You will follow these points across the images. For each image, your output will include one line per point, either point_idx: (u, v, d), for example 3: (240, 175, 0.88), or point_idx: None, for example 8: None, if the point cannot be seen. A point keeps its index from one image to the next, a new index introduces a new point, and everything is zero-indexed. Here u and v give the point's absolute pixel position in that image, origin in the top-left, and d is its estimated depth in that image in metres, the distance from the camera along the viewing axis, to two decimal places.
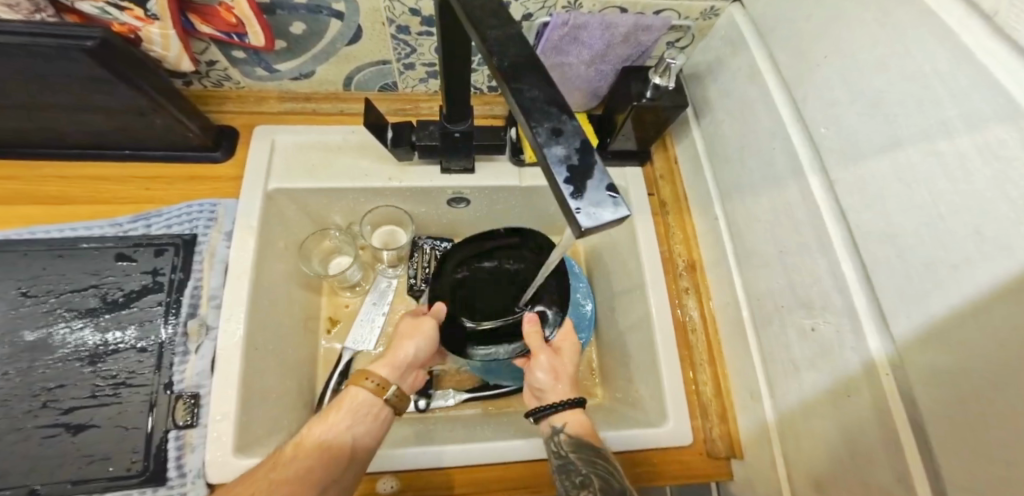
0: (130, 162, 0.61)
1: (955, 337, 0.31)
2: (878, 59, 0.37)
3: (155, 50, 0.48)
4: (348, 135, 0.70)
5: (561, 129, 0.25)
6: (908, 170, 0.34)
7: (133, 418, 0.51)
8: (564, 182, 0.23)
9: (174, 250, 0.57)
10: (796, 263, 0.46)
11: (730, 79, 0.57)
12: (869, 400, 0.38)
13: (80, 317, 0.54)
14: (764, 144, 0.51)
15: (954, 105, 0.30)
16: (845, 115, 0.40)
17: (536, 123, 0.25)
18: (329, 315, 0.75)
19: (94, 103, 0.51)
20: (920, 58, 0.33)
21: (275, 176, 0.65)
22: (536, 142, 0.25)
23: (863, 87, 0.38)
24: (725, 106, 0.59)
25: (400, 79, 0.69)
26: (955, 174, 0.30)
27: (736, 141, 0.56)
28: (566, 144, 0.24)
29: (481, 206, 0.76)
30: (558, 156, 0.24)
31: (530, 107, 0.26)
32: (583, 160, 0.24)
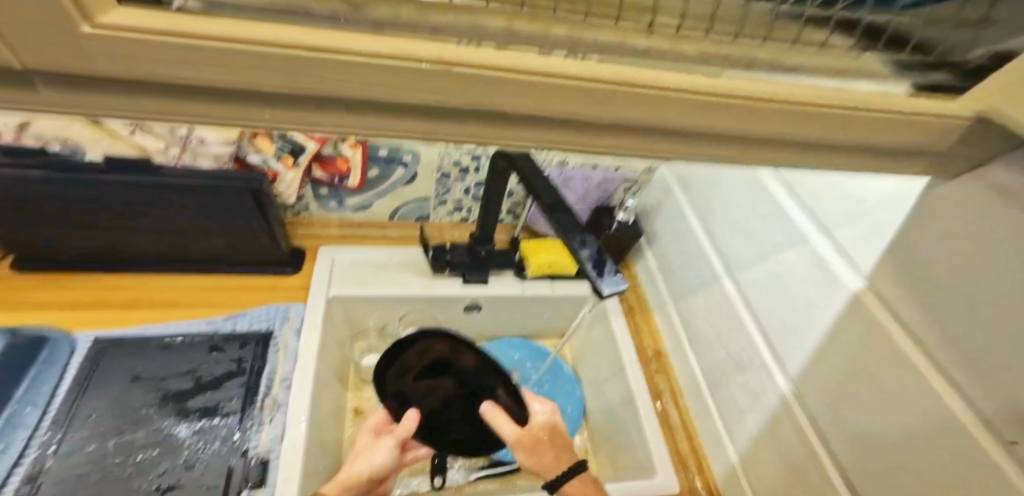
0: (223, 277, 0.81)
1: (820, 365, 0.52)
2: (742, 208, 0.65)
3: (284, 187, 0.79)
4: (390, 255, 0.91)
5: (585, 242, 0.49)
6: (772, 268, 0.59)
7: (212, 480, 0.60)
8: (593, 269, 0.46)
9: (256, 342, 0.74)
10: (727, 337, 0.68)
11: (665, 218, 0.85)
12: (789, 423, 0.56)
13: (174, 397, 0.66)
14: (692, 257, 0.77)
15: (782, 232, 0.57)
16: (733, 240, 0.67)
17: (571, 238, 0.49)
18: (353, 408, 0.85)
19: (227, 226, 0.74)
20: (763, 206, 0.61)
21: (334, 287, 0.84)
22: (576, 249, 0.48)
23: (740, 223, 0.65)
24: (665, 233, 0.85)
25: (433, 212, 0.94)
26: (790, 268, 0.56)
27: (677, 257, 0.82)
28: (590, 248, 0.48)
29: (491, 312, 0.94)
30: (588, 258, 0.46)
31: (566, 228, 0.50)
32: (601, 259, 0.46)
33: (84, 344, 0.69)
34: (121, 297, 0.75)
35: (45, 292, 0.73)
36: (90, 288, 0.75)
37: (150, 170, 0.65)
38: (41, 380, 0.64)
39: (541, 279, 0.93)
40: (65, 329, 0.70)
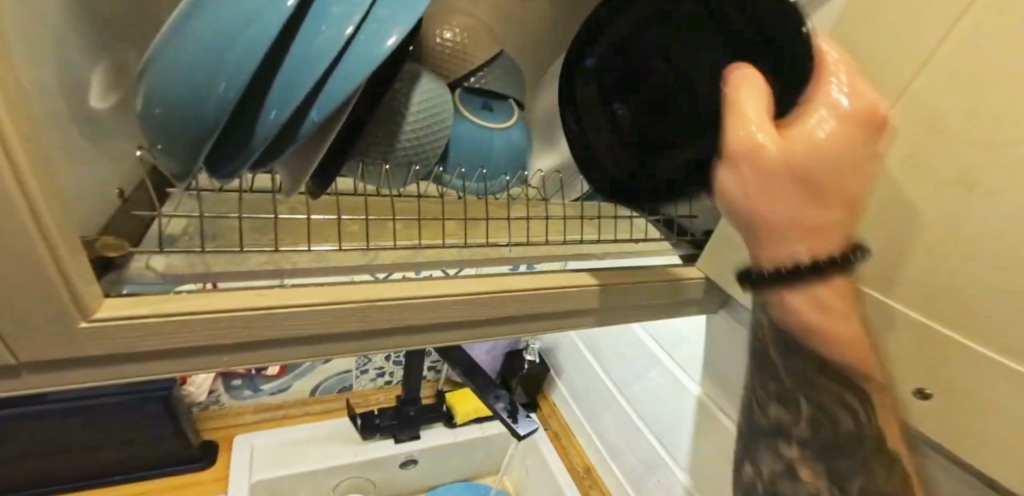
0: (122, 484, 0.75)
1: (703, 453, 0.62)
2: (611, 333, 0.80)
3: (193, 388, 0.82)
4: (314, 428, 0.90)
5: (498, 394, 0.60)
6: (649, 381, 0.71)
7: None
8: (508, 417, 0.58)
9: None
10: (635, 444, 0.76)
11: (559, 347, 0.96)
12: None
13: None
14: (591, 379, 0.87)
15: (645, 351, 0.72)
16: (614, 360, 0.80)
17: (488, 394, 0.59)
18: None
19: (131, 433, 0.72)
20: (625, 332, 0.76)
21: (257, 471, 0.80)
22: (490, 403, 0.58)
23: (613, 345, 0.79)
24: (564, 355, 0.95)
25: (356, 381, 0.97)
26: (661, 379, 0.69)
27: (579, 378, 0.91)
28: (503, 400, 0.59)
29: (426, 465, 0.94)
30: (503, 407, 0.58)
31: (483, 387, 0.59)
32: (513, 406, 0.59)
33: None
34: None
35: None
36: None
37: (37, 397, 0.64)
38: None
39: (469, 424, 0.96)
40: None
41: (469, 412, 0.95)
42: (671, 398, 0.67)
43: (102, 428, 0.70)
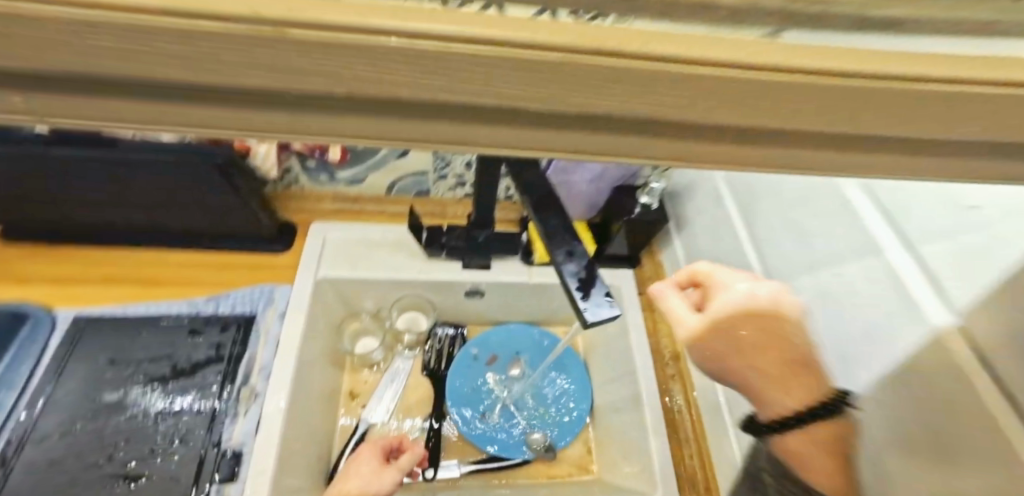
0: (208, 253, 0.78)
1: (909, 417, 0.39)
2: (802, 202, 0.53)
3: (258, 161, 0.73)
4: (386, 232, 0.87)
5: (573, 252, 0.41)
6: (838, 287, 0.47)
7: (177, 477, 0.58)
8: (576, 288, 0.38)
9: (237, 327, 0.70)
10: None
11: (701, 206, 0.72)
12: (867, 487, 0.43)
13: (151, 381, 0.64)
14: (731, 260, 0.64)
15: (851, 244, 0.46)
16: (787, 244, 0.55)
17: (557, 247, 0.41)
18: (348, 389, 0.85)
19: (204, 200, 0.71)
20: (831, 206, 0.49)
21: (324, 266, 0.81)
22: (557, 261, 0.40)
23: (798, 221, 0.53)
24: (702, 218, 0.72)
25: (433, 187, 0.90)
26: (866, 290, 0.44)
27: (712, 249, 0.68)
28: (576, 262, 0.40)
29: (493, 298, 0.87)
30: (572, 271, 0.39)
31: (558, 232, 0.42)
32: (588, 273, 0.39)
33: (63, 322, 0.68)
34: (106, 272, 0.73)
35: (32, 267, 0.72)
36: (75, 262, 0.73)
37: (112, 143, 0.64)
38: (21, 356, 0.64)
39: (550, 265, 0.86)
40: (47, 306, 0.69)
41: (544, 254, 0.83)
42: (866, 326, 0.44)
43: (172, 189, 0.68)
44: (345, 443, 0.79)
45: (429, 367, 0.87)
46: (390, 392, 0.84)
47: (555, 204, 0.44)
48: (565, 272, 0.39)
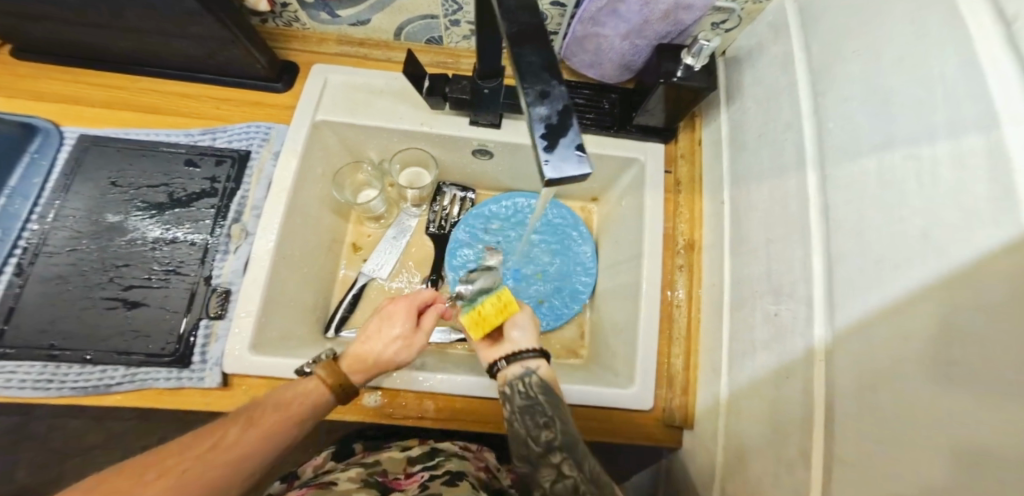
0: (208, 85, 0.73)
1: (895, 338, 0.32)
2: (895, 53, 0.36)
3: None
4: (390, 81, 0.80)
5: (548, 93, 0.31)
6: (890, 172, 0.35)
7: (175, 302, 0.62)
8: (540, 136, 0.30)
9: (231, 162, 0.69)
10: (778, 251, 0.47)
11: (767, 69, 0.54)
12: (803, 383, 0.42)
13: (149, 209, 0.65)
14: (777, 137, 0.49)
15: (945, 111, 0.31)
16: (848, 106, 0.40)
17: (528, 85, 0.31)
18: (352, 241, 0.91)
19: (189, 32, 0.62)
20: (940, 59, 0.32)
21: (322, 110, 0.75)
22: (525, 102, 0.31)
23: (870, 80, 0.38)
24: (762, 86, 0.54)
25: (445, 34, 0.77)
26: (925, 179, 0.32)
27: (763, 122, 0.53)
28: (549, 105, 0.31)
29: (502, 159, 0.85)
30: (540, 114, 0.30)
31: (526, 70, 0.32)
32: (560, 120, 0.30)
33: (71, 141, 0.67)
34: (106, 94, 0.70)
35: (33, 81, 0.69)
36: (76, 83, 0.70)
37: None
38: (33, 170, 0.65)
39: None
40: (54, 122, 0.67)
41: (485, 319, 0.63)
42: (914, 228, 0.32)
43: (152, 18, 0.60)
44: (345, 293, 0.86)
45: (432, 224, 0.91)
46: (397, 248, 0.89)
47: (535, 37, 0.33)
48: (532, 115, 0.30)
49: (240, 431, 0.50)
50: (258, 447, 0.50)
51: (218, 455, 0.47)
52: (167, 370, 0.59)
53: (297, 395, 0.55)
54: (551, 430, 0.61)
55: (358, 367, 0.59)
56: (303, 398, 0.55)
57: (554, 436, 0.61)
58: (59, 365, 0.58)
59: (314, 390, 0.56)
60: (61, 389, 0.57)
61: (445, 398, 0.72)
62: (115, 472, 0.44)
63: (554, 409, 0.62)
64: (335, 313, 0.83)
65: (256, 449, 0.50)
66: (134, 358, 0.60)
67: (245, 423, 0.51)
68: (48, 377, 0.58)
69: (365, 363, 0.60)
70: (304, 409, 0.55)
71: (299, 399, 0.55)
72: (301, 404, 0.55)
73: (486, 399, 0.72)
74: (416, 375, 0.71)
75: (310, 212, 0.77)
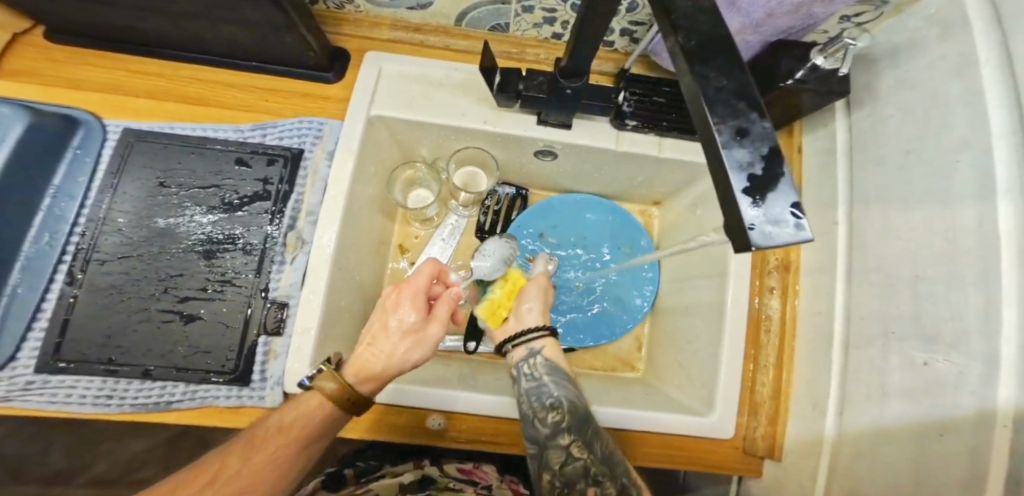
0: (254, 75, 0.66)
1: None
2: None
3: None
4: (450, 72, 0.73)
5: (747, 131, 0.26)
6: None
7: (233, 316, 0.57)
8: (743, 191, 0.25)
9: (284, 162, 0.63)
10: (932, 291, 0.43)
11: (926, 73, 0.49)
12: (966, 443, 0.38)
13: (203, 211, 0.60)
14: (946, 155, 0.45)
15: None
16: None
17: (722, 120, 0.26)
18: (398, 242, 0.86)
19: (242, 16, 0.55)
20: None
21: (378, 104, 0.68)
22: (720, 143, 0.26)
23: None
24: (920, 93, 0.50)
25: (513, 21, 0.69)
26: None
27: (914, 135, 0.50)
28: (749, 147, 0.26)
29: (565, 161, 0.79)
30: (740, 161, 0.25)
31: (715, 98, 0.27)
32: (767, 170, 0.25)
33: (114, 135, 0.61)
34: (148, 85, 0.64)
35: (70, 68, 0.63)
36: (117, 70, 0.64)
37: None
38: (76, 168, 0.60)
39: (644, 132, 0.73)
40: (94, 115, 0.62)
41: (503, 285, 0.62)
42: None
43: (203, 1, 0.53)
44: None
45: (483, 229, 0.85)
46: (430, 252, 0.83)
47: (716, 55, 0.28)
48: (730, 161, 0.25)
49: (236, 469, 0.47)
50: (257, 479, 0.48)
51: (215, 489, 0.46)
52: (227, 388, 0.55)
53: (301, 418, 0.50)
54: (558, 412, 0.53)
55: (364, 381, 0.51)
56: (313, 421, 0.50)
57: (561, 417, 0.52)
58: (119, 381, 0.54)
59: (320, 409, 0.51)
60: (121, 405, 0.53)
61: (503, 422, 0.67)
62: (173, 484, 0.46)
63: (561, 389, 0.54)
64: None
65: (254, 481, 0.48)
66: (193, 375, 0.55)
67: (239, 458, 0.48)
68: (108, 393, 0.53)
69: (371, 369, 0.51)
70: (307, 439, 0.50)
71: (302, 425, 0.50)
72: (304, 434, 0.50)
73: None
74: (479, 396, 0.66)
75: (365, 214, 0.71)
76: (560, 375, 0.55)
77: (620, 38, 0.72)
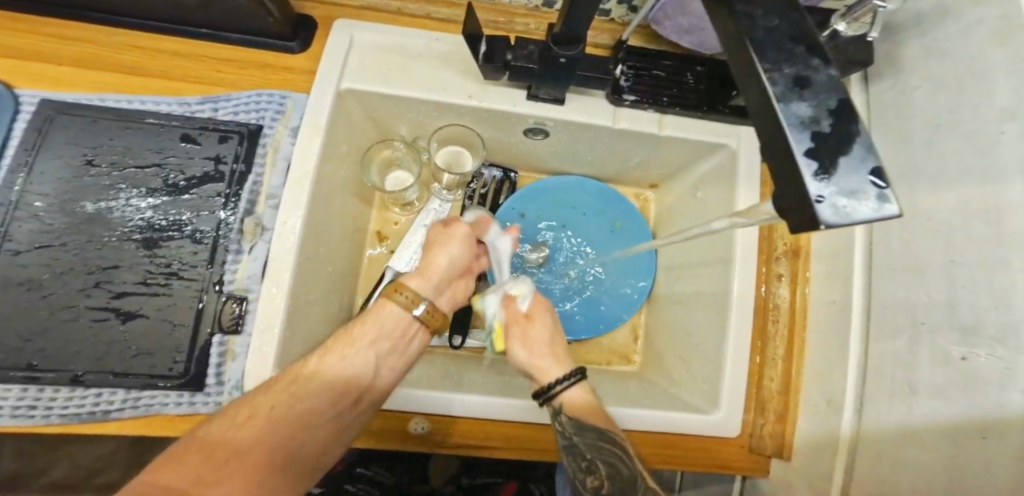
0: (202, 41, 0.58)
1: None
2: None
3: None
4: (432, 43, 0.65)
5: (808, 80, 0.21)
6: None
7: (181, 314, 0.50)
8: (806, 154, 0.19)
9: (239, 139, 0.55)
10: (972, 279, 0.39)
11: (960, 39, 0.44)
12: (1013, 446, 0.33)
13: (142, 194, 0.52)
14: (985, 127, 0.40)
15: None
16: None
17: (775, 66, 0.21)
18: (377, 230, 0.79)
19: None
20: None
21: (349, 76, 0.61)
22: (774, 95, 0.20)
23: None
24: (954, 62, 0.45)
25: None
26: None
27: (945, 107, 0.45)
28: (811, 101, 0.20)
29: (558, 140, 0.73)
30: (800, 117, 0.20)
31: (766, 41, 0.21)
32: (835, 127, 0.20)
33: (30, 106, 0.53)
34: (73, 50, 0.55)
35: None
36: (35, 33, 0.55)
37: None
38: None
39: (644, 108, 0.67)
40: (7, 85, 0.53)
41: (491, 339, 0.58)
42: None
43: None
44: (370, 292, 0.75)
45: None
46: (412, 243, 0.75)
47: None
48: (788, 117, 0.20)
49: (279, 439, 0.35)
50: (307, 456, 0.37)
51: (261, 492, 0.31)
52: (177, 394, 0.49)
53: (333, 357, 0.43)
54: (596, 476, 0.49)
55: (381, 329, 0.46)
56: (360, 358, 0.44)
57: (600, 482, 0.48)
58: (44, 389, 0.47)
59: (358, 343, 0.44)
60: (47, 416, 0.46)
61: (490, 424, 0.62)
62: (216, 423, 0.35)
63: (596, 451, 0.49)
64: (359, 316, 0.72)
65: (302, 464, 0.36)
66: (134, 381, 0.48)
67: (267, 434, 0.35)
68: (30, 403, 0.46)
69: (399, 339, 0.47)
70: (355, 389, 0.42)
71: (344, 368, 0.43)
72: (348, 386, 0.42)
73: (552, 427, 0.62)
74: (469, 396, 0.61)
75: (337, 199, 0.64)
76: (599, 432, 0.50)
77: (617, 6, 0.66)
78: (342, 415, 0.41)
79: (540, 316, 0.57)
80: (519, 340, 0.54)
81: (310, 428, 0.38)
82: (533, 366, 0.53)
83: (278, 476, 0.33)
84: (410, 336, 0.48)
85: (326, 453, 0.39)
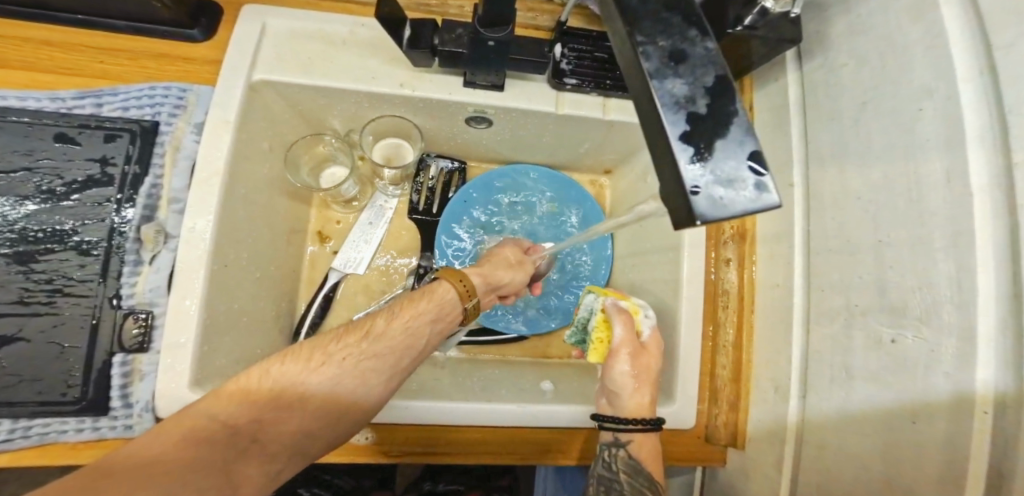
0: (82, 30, 0.53)
1: None
2: None
3: None
4: (355, 28, 0.61)
5: (684, 54, 0.18)
6: None
7: (71, 334, 0.46)
8: (681, 139, 0.17)
9: (129, 137, 0.50)
10: (898, 258, 0.38)
11: (884, 13, 0.43)
12: (940, 432, 0.32)
13: (11, 203, 0.47)
14: (907, 103, 0.39)
15: None
16: None
17: (649, 38, 0.18)
18: (317, 230, 0.74)
19: None
20: None
21: (262, 66, 0.56)
22: (647, 72, 0.18)
23: None
24: (877, 39, 0.44)
25: None
26: None
27: (870, 84, 0.44)
28: (687, 77, 0.18)
29: (502, 128, 0.70)
30: (674, 96, 0.17)
31: (638, 11, 0.19)
32: (713, 108, 0.17)
33: None
34: None
35: None
36: None
37: None
38: None
39: (587, 93, 0.65)
40: None
41: (594, 346, 0.58)
42: None
43: None
44: (313, 295, 0.71)
45: (417, 211, 0.75)
46: (373, 237, 0.73)
47: None
48: (661, 97, 0.17)
49: (267, 424, 0.39)
50: (293, 443, 0.40)
51: (232, 483, 0.35)
52: (76, 420, 0.44)
53: (354, 346, 0.44)
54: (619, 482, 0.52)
55: (407, 333, 0.47)
56: (378, 354, 0.45)
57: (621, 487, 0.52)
58: None
59: (381, 341, 0.45)
60: None
61: (436, 429, 0.59)
62: (227, 411, 0.38)
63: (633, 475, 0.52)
64: (301, 322, 0.68)
65: (287, 450, 0.39)
66: (21, 410, 0.44)
67: (259, 420, 0.39)
68: None
69: (416, 343, 0.48)
70: (366, 386, 0.44)
71: (360, 361, 0.44)
72: (357, 381, 0.43)
73: (500, 427, 0.59)
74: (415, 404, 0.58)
75: (261, 200, 0.60)
76: (640, 466, 0.52)
77: None
78: (347, 407, 0.43)
79: (654, 351, 0.58)
80: (631, 359, 0.56)
81: (304, 415, 0.41)
82: (620, 395, 0.55)
83: (253, 464, 0.37)
84: (428, 347, 0.50)
85: (325, 438, 0.42)
